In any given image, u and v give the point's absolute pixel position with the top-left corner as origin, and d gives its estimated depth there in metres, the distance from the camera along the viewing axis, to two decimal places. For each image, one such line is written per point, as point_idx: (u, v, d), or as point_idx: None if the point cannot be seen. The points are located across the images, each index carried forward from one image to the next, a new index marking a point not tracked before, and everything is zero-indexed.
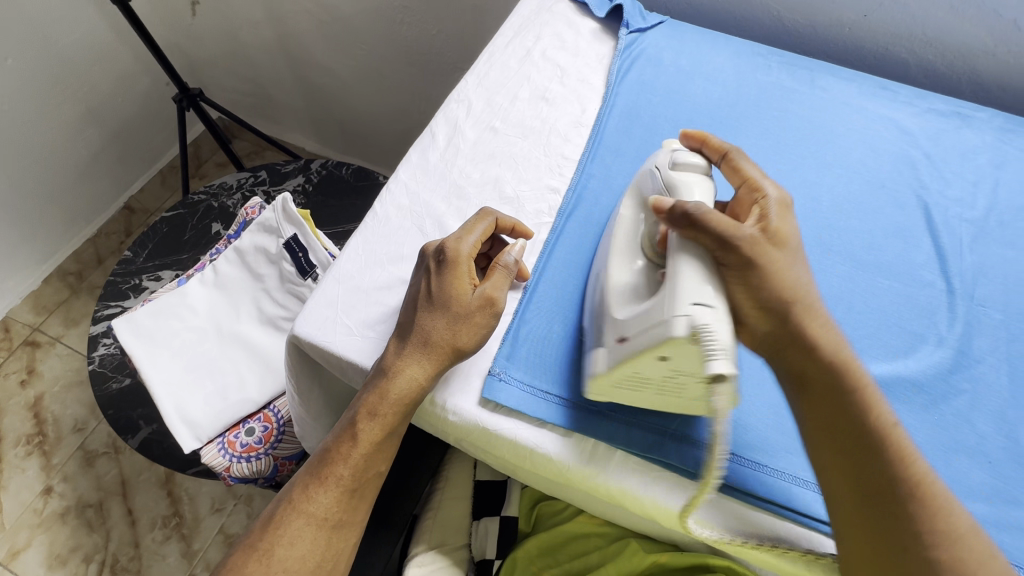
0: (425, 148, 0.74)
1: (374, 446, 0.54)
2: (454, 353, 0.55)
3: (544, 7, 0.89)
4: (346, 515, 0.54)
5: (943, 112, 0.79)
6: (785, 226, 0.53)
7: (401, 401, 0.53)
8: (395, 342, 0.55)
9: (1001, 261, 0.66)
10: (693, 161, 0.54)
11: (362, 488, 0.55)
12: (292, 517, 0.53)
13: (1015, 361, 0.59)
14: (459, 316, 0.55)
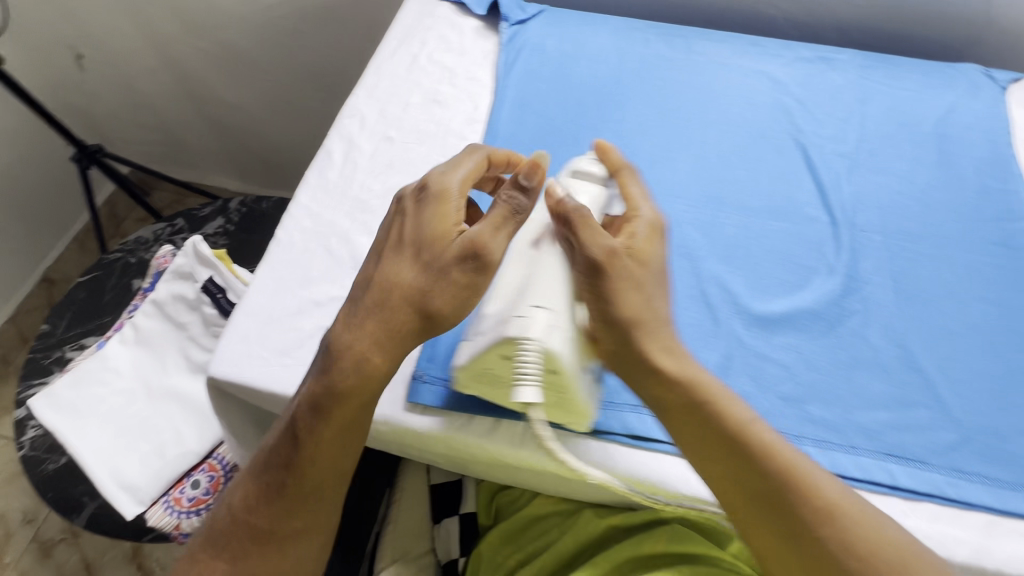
0: (322, 168, 0.73)
1: (295, 450, 0.52)
2: (421, 313, 0.51)
3: (426, 12, 0.90)
4: (270, 522, 0.54)
5: (809, 59, 0.84)
6: (594, 242, 0.51)
7: (320, 399, 0.51)
8: (358, 305, 0.52)
9: (875, 187, 0.71)
10: (596, 171, 0.58)
11: (286, 497, 0.53)
12: (224, 513, 0.56)
13: (897, 276, 0.65)
14: (438, 266, 0.51)
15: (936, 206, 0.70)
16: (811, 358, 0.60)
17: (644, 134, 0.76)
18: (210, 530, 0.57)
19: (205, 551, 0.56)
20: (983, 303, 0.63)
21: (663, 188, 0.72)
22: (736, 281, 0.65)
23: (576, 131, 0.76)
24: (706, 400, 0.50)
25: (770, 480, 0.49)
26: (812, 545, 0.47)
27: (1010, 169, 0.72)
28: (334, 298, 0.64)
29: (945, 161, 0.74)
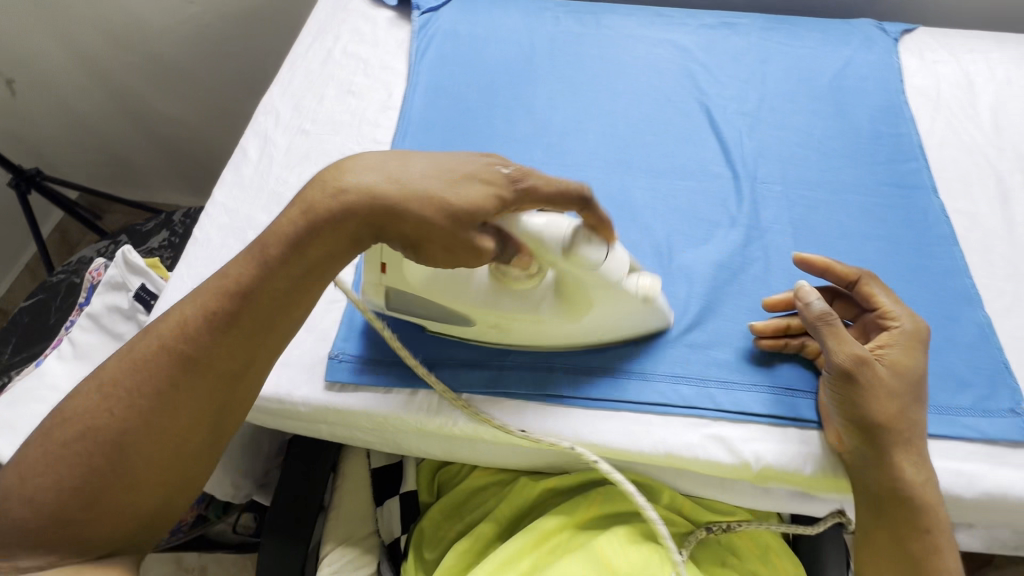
0: (237, 165, 0.74)
1: (258, 278, 0.47)
2: (387, 201, 0.45)
3: (339, 7, 0.91)
4: (201, 350, 0.47)
5: (713, 25, 0.86)
6: (468, 197, 0.45)
7: (312, 222, 0.47)
8: (371, 166, 0.47)
9: (776, 140, 0.74)
10: (593, 251, 0.48)
11: (229, 332, 0.47)
12: (144, 345, 0.48)
13: (796, 223, 0.67)
14: (430, 171, 0.46)
15: (833, 154, 0.73)
16: (716, 306, 0.62)
17: (555, 109, 0.78)
18: (115, 367, 0.48)
19: (105, 393, 0.46)
20: (876, 241, 0.66)
21: (574, 158, 0.73)
22: (645, 241, 0.67)
23: (488, 110, 0.78)
24: (881, 424, 0.51)
25: (909, 496, 0.50)
26: (912, 550, 0.50)
27: (901, 114, 0.75)
28: None
29: (841, 112, 0.77)
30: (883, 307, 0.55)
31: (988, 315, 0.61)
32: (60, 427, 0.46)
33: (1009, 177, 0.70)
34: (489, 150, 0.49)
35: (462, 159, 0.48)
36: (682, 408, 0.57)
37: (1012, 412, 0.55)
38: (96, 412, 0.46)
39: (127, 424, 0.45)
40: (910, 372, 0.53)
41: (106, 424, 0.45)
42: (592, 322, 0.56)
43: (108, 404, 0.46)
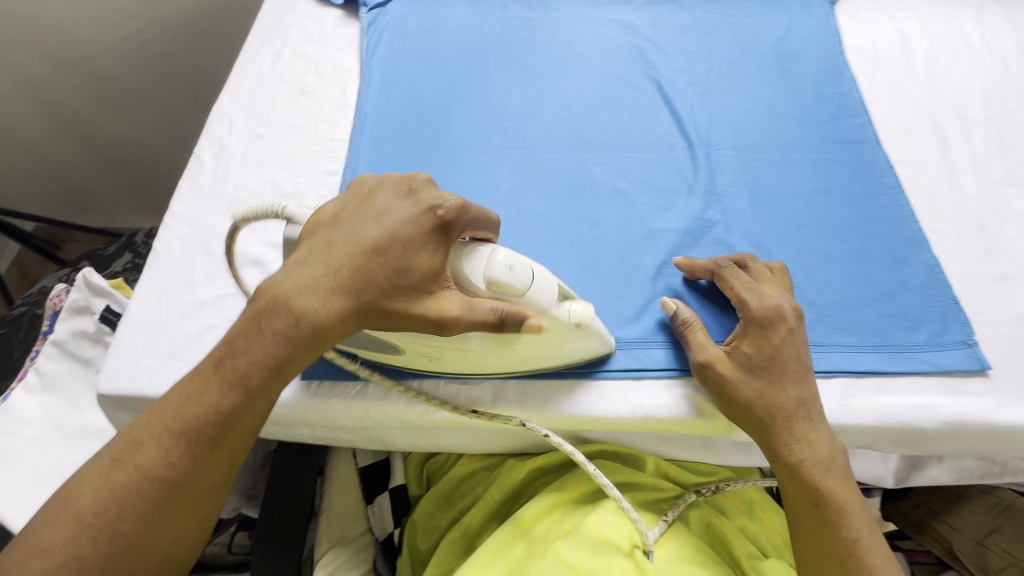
0: (194, 175, 0.73)
1: (246, 394, 0.44)
2: (368, 300, 0.45)
3: (285, 9, 0.90)
4: (181, 474, 0.43)
5: (658, 1, 0.88)
6: (425, 261, 0.46)
7: (287, 335, 0.44)
8: (306, 262, 0.46)
9: (726, 108, 0.76)
10: (517, 278, 0.46)
11: (214, 449, 0.44)
12: (112, 473, 0.43)
13: (751, 184, 0.70)
14: (380, 252, 0.45)
15: (781, 117, 0.75)
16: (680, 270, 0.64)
17: (509, 93, 0.79)
18: (81, 491, 0.43)
19: (73, 524, 0.42)
20: (827, 195, 0.68)
21: (532, 140, 0.74)
22: (609, 214, 0.68)
23: (444, 100, 0.78)
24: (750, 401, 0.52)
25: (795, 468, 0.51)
26: (817, 523, 0.51)
27: (842, 73, 0.78)
28: (219, 296, 0.64)
29: (786, 75, 0.79)
30: (736, 294, 0.57)
31: (936, 256, 0.64)
32: (28, 558, 0.41)
33: (946, 124, 0.74)
34: (404, 202, 0.48)
35: (393, 216, 0.47)
36: (658, 370, 0.59)
37: (965, 343, 0.58)
38: (70, 546, 0.41)
39: (108, 554, 0.42)
40: (760, 357, 0.53)
41: (80, 560, 0.41)
42: (523, 351, 0.52)
43: (81, 536, 0.42)
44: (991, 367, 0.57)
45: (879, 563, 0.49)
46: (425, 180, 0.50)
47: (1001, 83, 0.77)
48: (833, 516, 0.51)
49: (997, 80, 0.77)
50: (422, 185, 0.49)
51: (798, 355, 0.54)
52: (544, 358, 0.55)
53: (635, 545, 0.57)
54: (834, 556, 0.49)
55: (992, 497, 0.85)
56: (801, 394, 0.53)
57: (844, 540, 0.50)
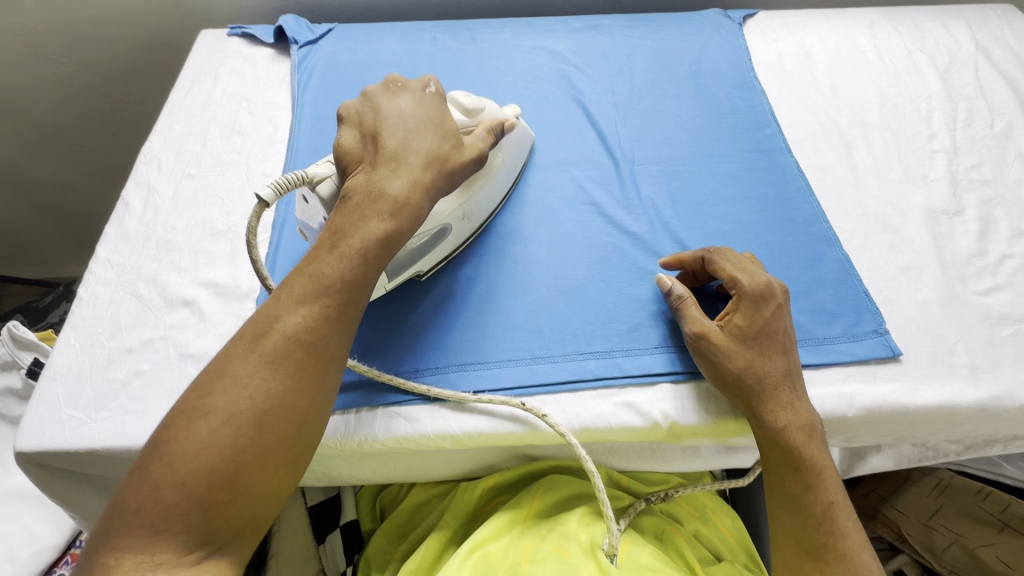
0: (121, 219, 0.72)
1: (363, 262, 0.49)
2: (444, 165, 0.55)
3: (216, 49, 0.90)
4: (320, 336, 0.46)
5: (580, 28, 0.92)
6: (451, 122, 0.58)
7: (390, 213, 0.51)
8: (379, 160, 0.53)
9: (647, 125, 0.80)
10: (474, 100, 0.62)
11: (344, 315, 0.48)
12: (256, 344, 0.45)
13: (674, 195, 0.73)
14: (424, 130, 0.55)
15: (700, 130, 0.79)
16: (611, 281, 0.66)
17: None
18: (233, 363, 0.44)
19: (231, 387, 0.43)
20: (745, 201, 0.72)
21: None
22: (541, 230, 0.70)
23: None
24: (737, 376, 0.55)
25: (778, 440, 0.54)
26: (794, 494, 0.53)
27: (753, 88, 0.83)
28: (147, 340, 0.62)
29: (702, 92, 0.83)
30: (726, 275, 0.59)
31: (846, 253, 0.68)
32: (191, 423, 0.41)
33: (849, 130, 0.79)
34: (402, 95, 0.58)
35: (408, 106, 0.57)
36: (593, 380, 0.60)
37: (876, 332, 0.61)
38: (231, 406, 0.42)
39: (262, 413, 0.42)
40: (751, 329, 0.56)
41: (243, 419, 0.42)
42: (505, 165, 0.68)
43: (240, 398, 0.42)
44: (902, 353, 0.60)
45: (851, 527, 0.52)
46: (393, 75, 0.61)
47: (895, 90, 0.84)
48: (814, 487, 0.53)
49: (890, 87, 0.84)
50: (400, 79, 0.60)
51: (785, 328, 0.57)
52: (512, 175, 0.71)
53: (597, 545, 0.57)
54: (812, 519, 0.52)
55: (934, 478, 0.88)
56: (786, 365, 0.56)
57: (822, 502, 0.52)
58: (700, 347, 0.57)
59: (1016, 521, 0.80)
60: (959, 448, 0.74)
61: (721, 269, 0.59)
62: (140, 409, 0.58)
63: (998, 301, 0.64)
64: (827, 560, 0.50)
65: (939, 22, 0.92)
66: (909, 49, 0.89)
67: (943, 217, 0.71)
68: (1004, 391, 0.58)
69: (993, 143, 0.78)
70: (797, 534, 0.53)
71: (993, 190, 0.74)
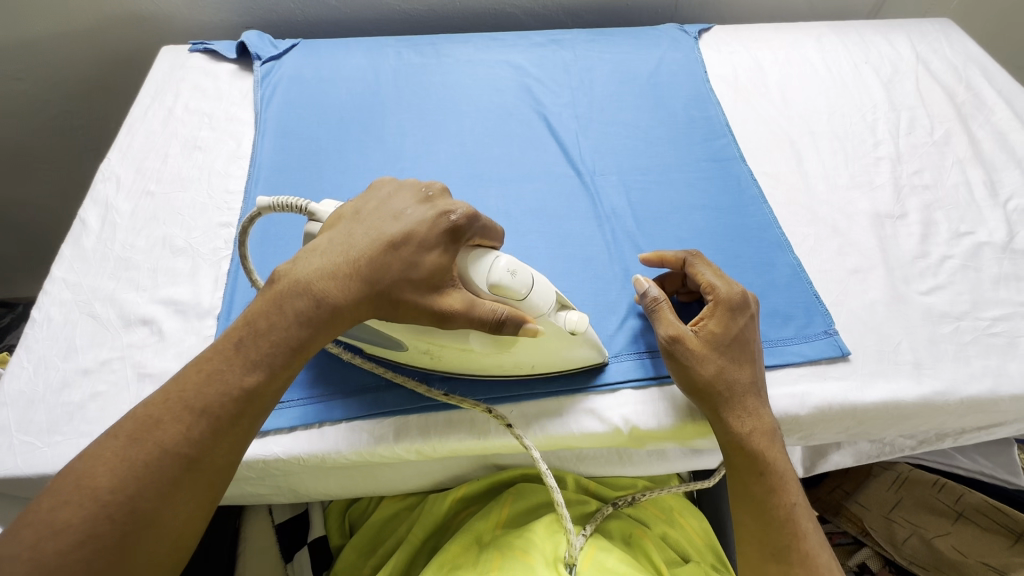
0: (77, 237, 0.71)
1: (268, 371, 0.44)
2: (383, 292, 0.47)
3: (177, 65, 0.90)
4: (201, 451, 0.42)
5: (542, 43, 0.95)
6: (435, 259, 0.48)
7: (310, 316, 0.45)
8: (321, 254, 0.47)
9: (608, 137, 0.82)
10: (518, 283, 0.49)
11: (231, 428, 0.43)
12: (129, 450, 0.40)
13: (634, 204, 0.75)
14: (392, 250, 0.47)
15: (658, 141, 0.81)
16: (572, 290, 0.67)
17: (405, 135, 0.81)
18: (97, 470, 0.39)
19: (87, 503, 0.38)
20: (702, 210, 0.74)
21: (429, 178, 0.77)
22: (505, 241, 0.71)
23: (341, 146, 0.80)
24: (708, 382, 0.56)
25: (744, 445, 0.55)
26: (757, 497, 0.55)
27: (708, 100, 0.86)
28: (104, 361, 0.61)
29: (661, 105, 0.86)
30: (705, 280, 0.60)
31: (798, 258, 0.70)
32: (38, 542, 0.37)
33: (799, 139, 0.83)
34: (419, 207, 0.51)
35: (410, 218, 0.49)
36: (555, 390, 0.60)
37: (826, 333, 0.64)
38: (85, 526, 0.38)
39: (121, 534, 0.38)
40: (725, 337, 0.58)
41: (94, 541, 0.37)
42: (521, 354, 0.55)
43: (96, 517, 0.38)
44: (850, 353, 0.63)
45: (811, 528, 0.54)
46: (441, 188, 0.53)
47: (842, 100, 0.88)
48: (776, 488, 0.55)
49: (838, 98, 0.88)
50: (438, 194, 0.52)
51: (754, 337, 0.60)
52: (541, 363, 0.58)
53: (558, 557, 0.58)
54: (776, 521, 0.54)
55: (892, 472, 0.91)
56: (753, 374, 0.58)
57: (785, 505, 0.55)
58: (678, 353, 0.57)
59: (970, 510, 0.84)
60: (913, 442, 0.76)
61: (706, 276, 0.60)
62: (96, 432, 0.56)
63: (939, 300, 0.68)
64: (790, 561, 0.53)
65: (883, 36, 0.97)
66: (855, 62, 0.93)
67: (887, 221, 0.74)
68: (945, 385, 0.61)
69: (934, 150, 0.82)
70: (760, 534, 0.54)
71: (933, 194, 0.78)
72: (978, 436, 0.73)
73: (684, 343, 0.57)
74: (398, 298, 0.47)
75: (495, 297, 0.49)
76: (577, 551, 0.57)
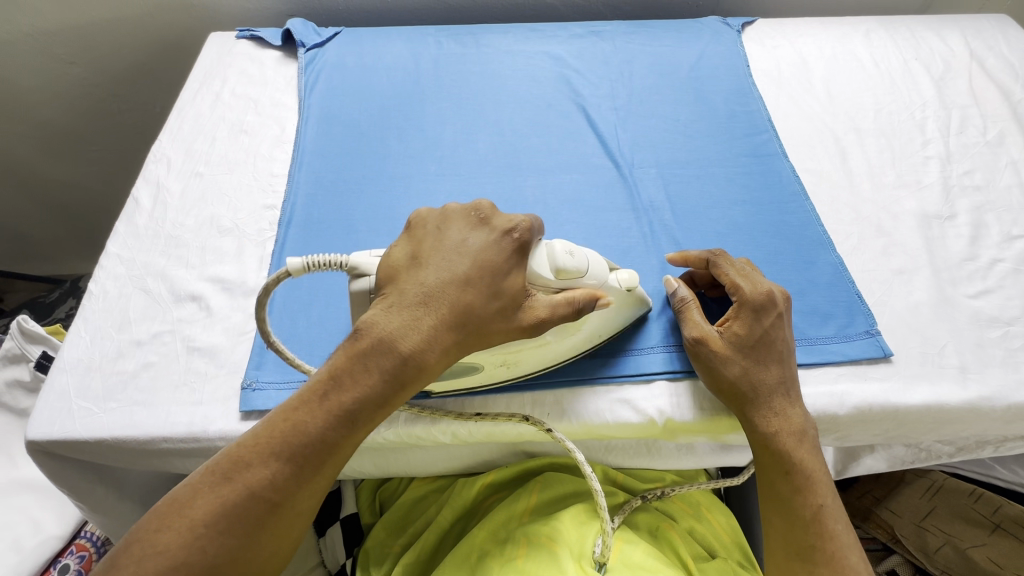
0: (130, 215, 0.74)
1: (351, 423, 0.45)
2: (471, 327, 0.47)
3: (225, 51, 0.92)
4: (287, 495, 0.43)
5: (581, 34, 0.94)
6: (515, 281, 0.49)
7: (395, 372, 0.45)
8: (396, 300, 0.47)
9: (646, 129, 0.81)
10: (576, 262, 0.51)
11: (317, 474, 0.44)
12: (220, 488, 0.42)
13: (673, 198, 0.74)
14: (472, 283, 0.47)
15: (697, 135, 0.81)
16: None
17: (445, 124, 0.82)
18: (194, 501, 0.42)
19: (184, 533, 0.41)
20: (742, 205, 0.73)
21: (467, 166, 0.77)
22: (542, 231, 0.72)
23: (381, 133, 0.81)
24: (734, 383, 0.56)
25: (770, 445, 0.55)
26: (782, 497, 0.55)
27: (750, 94, 0.85)
28: (156, 334, 0.64)
29: (702, 98, 0.85)
30: (729, 281, 0.59)
31: (840, 256, 0.69)
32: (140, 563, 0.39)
33: (844, 136, 0.81)
34: (479, 234, 0.50)
35: (473, 250, 0.49)
36: (590, 378, 0.61)
37: (868, 333, 0.63)
38: (180, 555, 0.40)
39: (215, 567, 0.41)
40: (749, 338, 0.57)
41: (190, 570, 0.40)
42: (590, 328, 0.57)
43: (191, 548, 0.40)
44: (893, 354, 0.62)
45: (840, 529, 0.53)
46: (490, 207, 0.52)
47: (890, 97, 0.85)
48: (803, 489, 0.54)
49: (886, 94, 0.86)
50: (491, 213, 0.51)
51: (783, 337, 0.58)
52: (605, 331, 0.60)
53: (584, 552, 0.58)
54: (800, 521, 0.53)
55: (926, 480, 0.89)
56: (781, 374, 0.57)
57: (811, 505, 0.54)
58: (703, 355, 0.57)
59: (1008, 522, 0.81)
60: (951, 450, 0.74)
61: (727, 276, 0.59)
62: (148, 401, 0.59)
63: (988, 304, 0.66)
64: (815, 562, 0.52)
65: (934, 31, 0.94)
66: (904, 58, 0.90)
67: (935, 222, 0.72)
68: (993, 391, 0.60)
69: (986, 150, 0.80)
70: (784, 534, 0.54)
71: (984, 196, 0.75)
72: (1020, 446, 0.71)
73: (708, 346, 0.57)
74: (484, 334, 0.48)
75: (560, 280, 0.51)
76: (608, 551, 0.57)
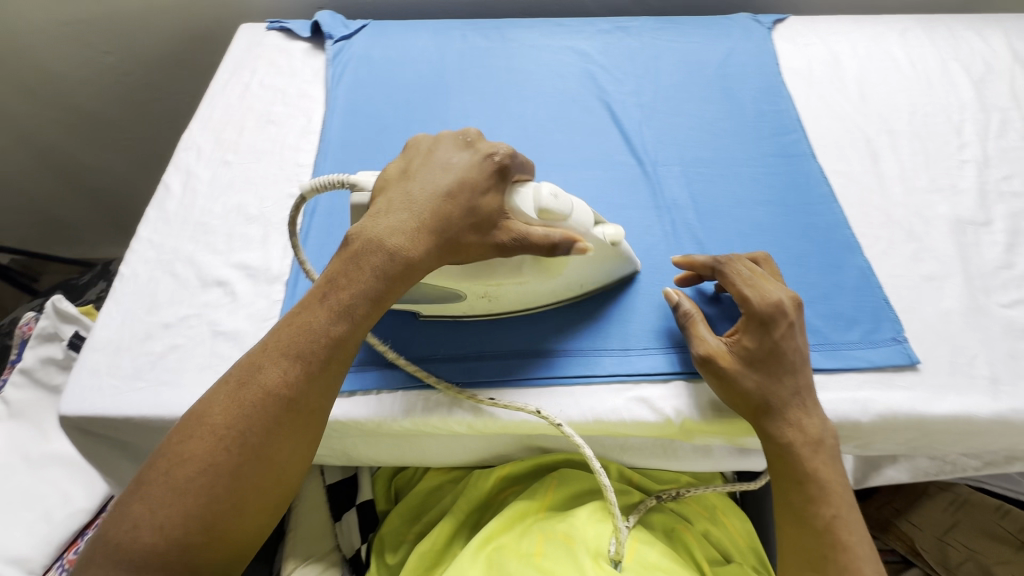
0: (161, 201, 0.76)
1: (354, 321, 0.47)
2: (451, 238, 0.50)
3: (255, 42, 0.94)
4: (299, 393, 0.45)
5: (608, 30, 0.93)
6: (493, 201, 0.51)
7: (389, 271, 0.48)
8: (384, 211, 0.50)
9: (670, 127, 0.81)
10: (561, 205, 0.53)
11: (325, 371, 0.46)
12: (239, 393, 0.44)
13: (696, 197, 0.74)
14: (452, 196, 0.50)
15: (722, 133, 0.80)
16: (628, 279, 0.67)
17: (468, 118, 0.82)
18: (213, 409, 0.44)
19: (207, 437, 0.43)
20: (767, 206, 0.72)
21: None
22: None
23: (405, 125, 0.82)
24: (749, 390, 0.55)
25: (784, 454, 0.54)
26: (798, 505, 0.54)
27: (779, 93, 0.83)
28: (183, 317, 0.65)
29: (729, 96, 0.84)
30: (735, 293, 0.58)
31: (867, 260, 0.67)
32: (170, 469, 0.42)
33: (876, 137, 0.79)
34: (463, 153, 0.53)
35: (458, 167, 0.52)
36: (606, 376, 0.61)
37: (895, 339, 0.61)
38: (206, 457, 0.42)
39: (240, 465, 0.43)
40: (758, 351, 0.56)
41: (216, 471, 0.42)
42: (570, 276, 0.60)
43: (216, 450, 0.42)
44: (920, 362, 0.60)
45: (854, 540, 0.52)
46: (477, 133, 0.56)
47: (926, 98, 0.83)
48: (818, 497, 0.53)
49: (921, 96, 0.83)
50: (476, 137, 0.55)
51: (795, 347, 0.56)
52: (591, 279, 0.63)
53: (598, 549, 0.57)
54: (814, 530, 0.52)
55: (950, 493, 0.86)
56: (796, 384, 0.55)
57: (825, 515, 0.53)
58: (710, 369, 0.56)
59: None
60: (978, 464, 0.72)
61: (734, 287, 0.59)
62: (174, 381, 0.61)
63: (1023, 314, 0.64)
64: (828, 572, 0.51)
65: (975, 31, 0.91)
66: (942, 58, 0.87)
67: (969, 228, 0.70)
68: None
69: None
70: (798, 544, 0.53)
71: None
72: None
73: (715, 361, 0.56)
74: (463, 241, 0.50)
75: (543, 220, 0.53)
76: (622, 547, 0.57)
